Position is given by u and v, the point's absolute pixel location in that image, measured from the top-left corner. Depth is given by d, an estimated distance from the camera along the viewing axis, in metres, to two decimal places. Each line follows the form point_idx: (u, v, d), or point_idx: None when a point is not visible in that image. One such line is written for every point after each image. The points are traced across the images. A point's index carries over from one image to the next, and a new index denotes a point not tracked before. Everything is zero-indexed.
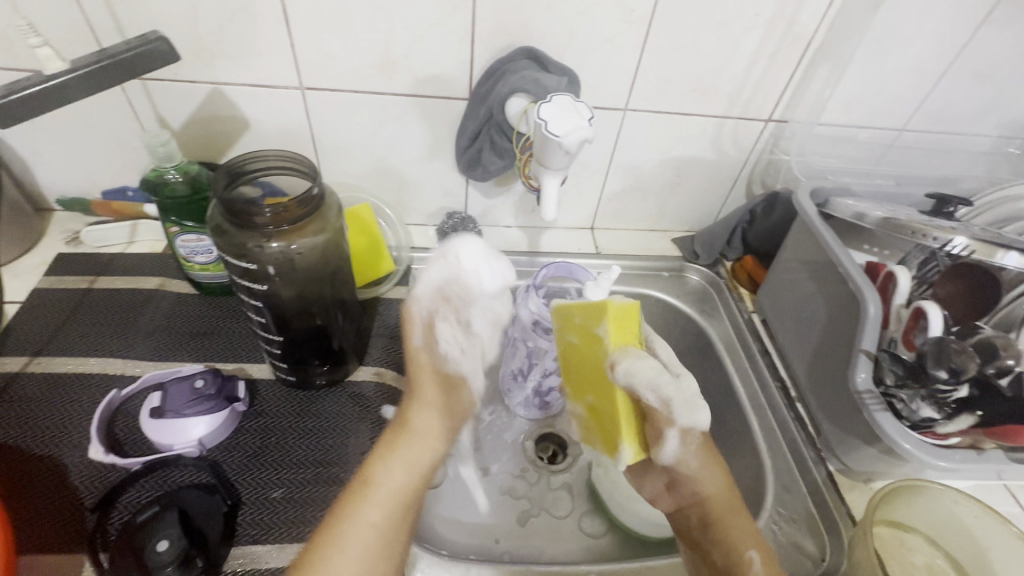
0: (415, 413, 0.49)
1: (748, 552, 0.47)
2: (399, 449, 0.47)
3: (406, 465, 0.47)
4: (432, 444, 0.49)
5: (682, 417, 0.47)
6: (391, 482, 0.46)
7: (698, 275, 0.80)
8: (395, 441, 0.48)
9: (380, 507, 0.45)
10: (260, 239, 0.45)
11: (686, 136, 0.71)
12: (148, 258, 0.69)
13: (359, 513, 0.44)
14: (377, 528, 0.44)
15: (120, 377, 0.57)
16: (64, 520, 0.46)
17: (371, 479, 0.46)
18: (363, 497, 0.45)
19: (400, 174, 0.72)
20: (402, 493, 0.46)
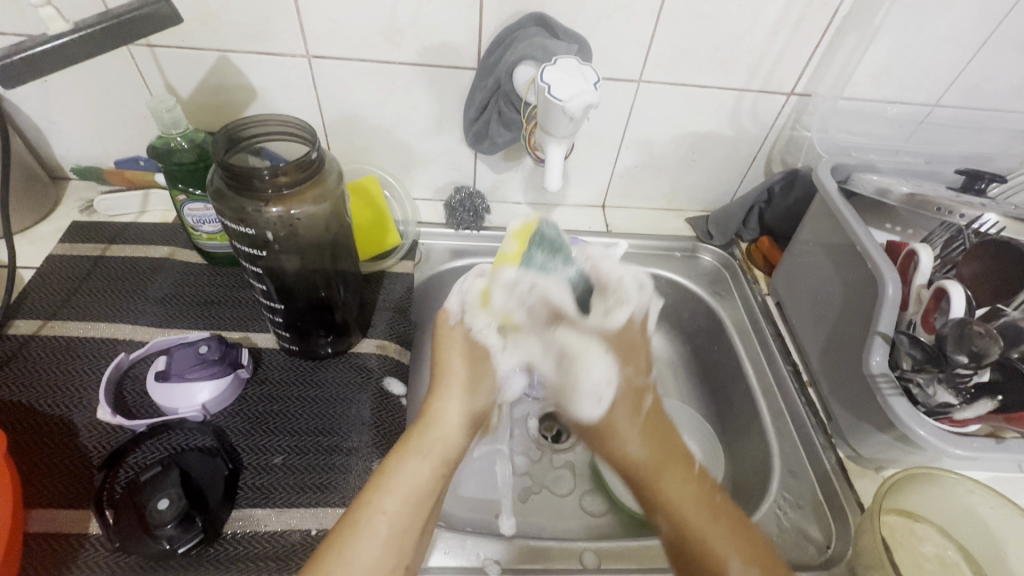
0: (437, 404, 0.50)
1: (660, 517, 0.47)
2: (415, 441, 0.46)
3: (422, 456, 0.46)
4: (451, 435, 0.48)
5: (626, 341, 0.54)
6: (408, 473, 0.44)
7: (711, 256, 0.78)
8: (414, 430, 0.47)
9: (395, 496, 0.43)
10: (259, 204, 0.44)
11: (703, 110, 0.68)
12: (159, 228, 0.70)
13: (375, 502, 0.42)
14: (389, 519, 0.42)
15: (128, 342, 0.58)
16: (73, 477, 0.47)
17: (387, 468, 0.44)
18: (378, 485, 0.43)
19: (408, 146, 0.71)
20: (418, 485, 0.44)
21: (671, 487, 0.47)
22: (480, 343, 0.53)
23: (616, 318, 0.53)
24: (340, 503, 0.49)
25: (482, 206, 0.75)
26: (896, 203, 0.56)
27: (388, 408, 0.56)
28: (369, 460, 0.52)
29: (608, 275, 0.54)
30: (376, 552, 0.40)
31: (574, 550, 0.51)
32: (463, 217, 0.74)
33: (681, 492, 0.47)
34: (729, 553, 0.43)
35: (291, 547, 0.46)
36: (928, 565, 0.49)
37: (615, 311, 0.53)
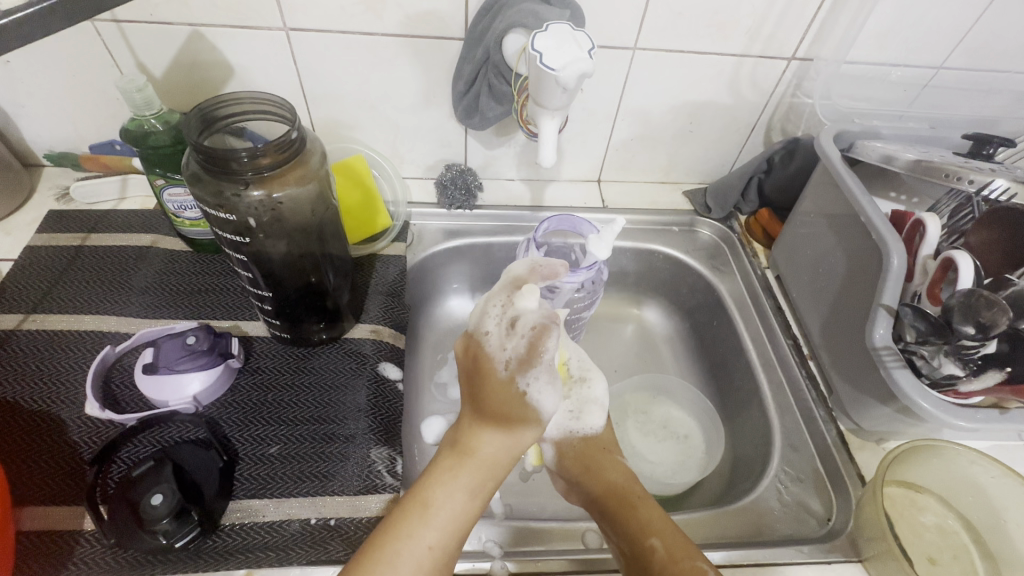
0: (482, 439, 0.41)
1: (651, 538, 0.43)
2: (463, 472, 0.40)
3: (470, 490, 0.39)
4: (499, 468, 0.41)
5: (576, 426, 0.54)
6: (452, 506, 0.38)
7: (710, 230, 0.76)
8: (455, 463, 0.40)
9: (441, 530, 0.38)
10: (238, 187, 0.42)
11: (700, 78, 0.66)
12: (140, 215, 0.67)
13: (418, 537, 0.37)
14: (432, 554, 0.37)
15: (114, 334, 0.56)
16: (66, 473, 0.46)
17: (430, 499, 0.38)
18: (419, 516, 0.38)
19: (395, 122, 0.68)
20: (462, 522, 0.39)
21: (643, 516, 0.45)
22: (533, 406, 0.42)
23: (589, 421, 0.54)
24: (340, 492, 0.48)
25: (473, 183, 0.72)
26: (901, 170, 0.54)
27: (385, 394, 0.56)
28: (368, 448, 0.51)
29: (599, 254, 0.56)
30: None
31: (576, 530, 0.51)
32: (454, 196, 0.72)
33: (662, 523, 0.44)
34: (656, 532, 0.43)
35: (291, 537, 0.46)
36: (928, 535, 0.49)
37: (585, 412, 0.54)
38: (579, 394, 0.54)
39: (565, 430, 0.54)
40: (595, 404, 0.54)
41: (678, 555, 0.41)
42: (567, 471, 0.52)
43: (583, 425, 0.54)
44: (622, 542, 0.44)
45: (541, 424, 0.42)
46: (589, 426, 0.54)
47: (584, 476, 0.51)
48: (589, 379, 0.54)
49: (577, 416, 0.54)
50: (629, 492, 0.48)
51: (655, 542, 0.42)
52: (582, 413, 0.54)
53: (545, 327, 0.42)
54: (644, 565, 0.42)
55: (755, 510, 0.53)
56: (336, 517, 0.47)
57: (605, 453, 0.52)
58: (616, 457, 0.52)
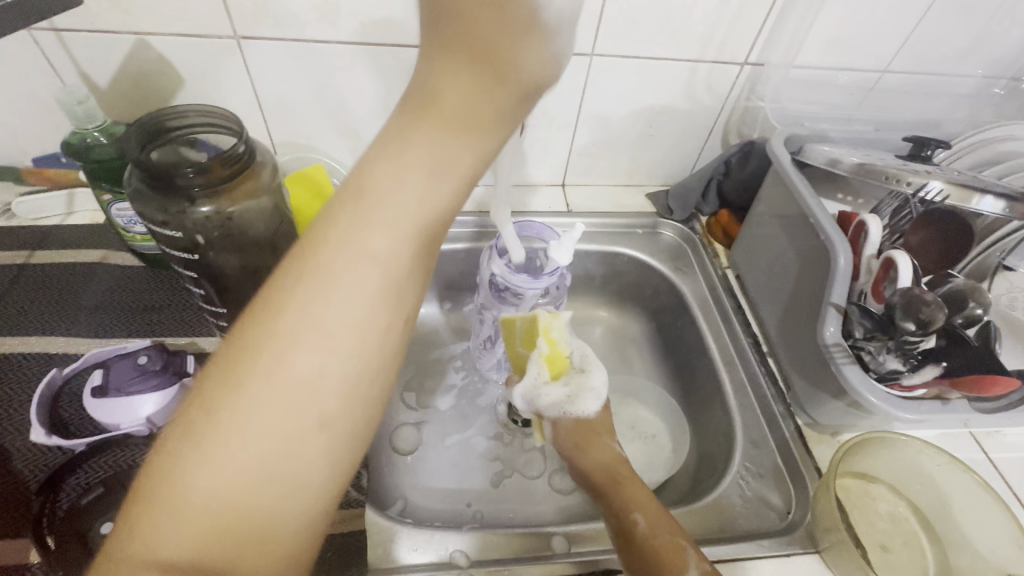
0: (384, 171, 0.26)
1: (633, 514, 0.45)
2: (378, 207, 0.26)
3: (428, 175, 0.26)
4: (477, 132, 0.27)
5: (569, 408, 0.55)
6: (405, 189, 0.26)
7: (673, 231, 0.78)
8: (345, 210, 0.26)
9: (379, 243, 0.26)
10: (183, 204, 0.41)
11: (657, 83, 0.67)
12: (89, 230, 0.65)
13: (277, 361, 0.25)
14: (369, 262, 0.26)
15: (61, 356, 0.54)
16: (9, 504, 0.45)
17: (326, 262, 0.26)
18: (312, 273, 0.25)
19: (355, 131, 0.68)
20: (413, 219, 0.26)
21: (633, 493, 0.46)
22: None
23: (583, 406, 0.55)
24: None
25: None
26: (846, 173, 0.55)
27: None
28: None
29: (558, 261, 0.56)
30: (281, 420, 0.24)
31: (542, 535, 0.51)
32: None
33: (646, 499, 0.46)
34: (640, 507, 0.45)
35: None
36: (881, 523, 0.51)
37: (579, 397, 0.55)
38: (577, 381, 0.56)
39: (561, 411, 0.55)
40: (592, 391, 0.55)
41: (659, 532, 0.43)
42: (562, 446, 0.54)
43: (577, 411, 0.55)
44: (609, 518, 0.46)
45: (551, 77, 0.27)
46: (584, 410, 0.55)
47: (577, 453, 0.52)
48: (589, 371, 0.57)
49: (572, 401, 0.55)
50: (617, 471, 0.49)
51: (638, 519, 0.44)
52: (578, 398, 0.55)
53: None
54: (627, 541, 0.43)
55: (718, 507, 0.54)
56: None
57: (596, 433, 0.53)
58: (608, 442, 0.53)
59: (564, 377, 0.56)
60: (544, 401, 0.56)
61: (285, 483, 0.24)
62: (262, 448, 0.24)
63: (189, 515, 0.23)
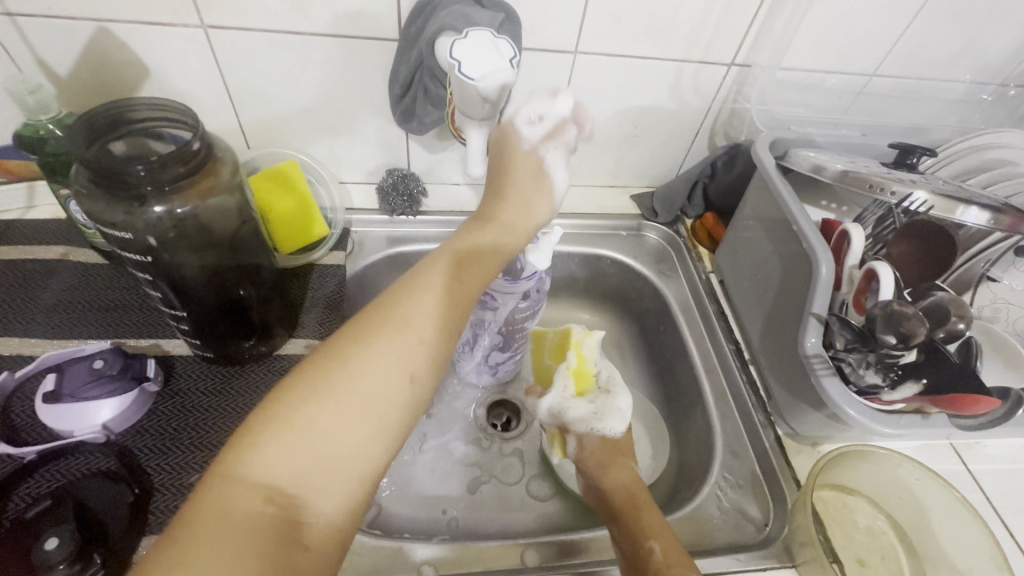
0: (461, 243, 0.43)
1: (649, 541, 0.45)
2: (456, 262, 0.41)
3: (486, 256, 0.43)
4: (516, 234, 0.46)
5: (594, 425, 0.56)
6: (474, 265, 0.41)
7: (657, 233, 0.77)
8: (433, 263, 0.40)
9: (448, 279, 0.39)
10: (132, 204, 0.39)
11: (644, 83, 0.65)
12: (51, 225, 0.62)
13: (387, 351, 0.34)
14: (437, 293, 0.38)
15: (16, 358, 0.52)
16: None
17: (405, 293, 0.37)
18: (403, 297, 0.37)
19: (331, 127, 0.65)
20: (475, 279, 0.41)
21: (646, 520, 0.47)
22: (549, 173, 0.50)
23: (609, 424, 0.56)
24: None
25: (416, 189, 0.70)
26: (830, 180, 0.54)
27: None
28: None
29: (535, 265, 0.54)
30: (383, 393, 0.33)
31: (514, 548, 0.50)
32: (396, 202, 0.70)
33: (660, 526, 0.46)
34: (657, 534, 0.45)
35: None
36: (859, 537, 0.50)
37: (605, 416, 0.57)
38: (603, 401, 0.58)
39: (587, 427, 0.57)
40: (617, 410, 0.57)
41: (674, 561, 0.43)
42: (584, 463, 0.55)
43: (604, 428, 0.56)
44: (623, 543, 0.46)
45: (538, 226, 0.49)
46: (609, 428, 0.56)
47: (598, 471, 0.54)
48: (616, 392, 0.58)
49: (597, 416, 0.57)
50: (635, 496, 0.50)
51: (654, 546, 0.44)
52: (604, 416, 0.57)
53: (558, 125, 0.51)
54: (641, 565, 0.44)
55: (695, 519, 0.53)
56: None
57: (619, 455, 0.55)
58: (627, 464, 0.54)
59: (590, 395, 0.58)
60: (570, 415, 0.58)
61: (371, 438, 0.32)
62: (363, 411, 0.32)
63: (302, 450, 0.31)
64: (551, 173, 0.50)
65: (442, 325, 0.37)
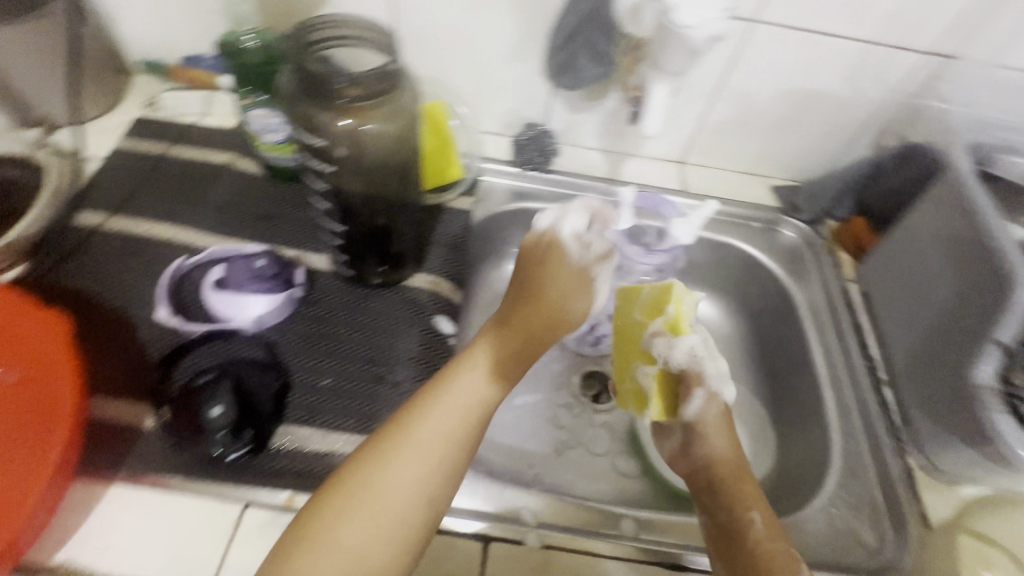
0: (494, 330, 0.46)
1: (749, 513, 0.43)
2: (501, 339, 0.45)
3: (521, 341, 0.46)
4: (562, 318, 0.48)
5: (712, 379, 0.48)
6: (506, 353, 0.45)
7: (794, 232, 0.70)
8: (471, 349, 0.45)
9: (491, 362, 0.44)
10: (330, 114, 0.41)
11: (820, 63, 0.60)
12: (220, 133, 0.68)
13: (437, 413, 0.40)
14: (477, 372, 0.43)
15: (187, 246, 0.57)
16: (131, 371, 0.48)
17: (452, 373, 0.43)
18: (442, 379, 0.42)
19: (482, 72, 0.66)
20: (510, 362, 0.45)
21: (745, 491, 0.45)
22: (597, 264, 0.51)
23: (723, 385, 0.49)
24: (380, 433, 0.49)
25: (549, 146, 0.70)
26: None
27: (436, 346, 0.55)
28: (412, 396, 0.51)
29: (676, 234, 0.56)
30: (431, 448, 0.39)
31: (612, 516, 0.49)
32: (530, 156, 0.69)
33: (762, 501, 0.44)
34: (756, 507, 0.44)
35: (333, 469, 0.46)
36: None
37: (719, 368, 0.49)
38: (710, 356, 0.50)
39: (702, 380, 0.48)
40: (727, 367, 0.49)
41: (771, 536, 0.42)
42: (688, 428, 0.49)
43: (719, 388, 0.48)
44: (717, 513, 0.45)
45: (583, 313, 0.50)
46: (726, 395, 0.49)
47: (697, 442, 0.48)
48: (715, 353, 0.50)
49: (714, 366, 0.49)
50: (736, 463, 0.47)
51: (755, 518, 0.43)
52: (717, 368, 0.49)
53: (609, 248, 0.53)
54: (736, 539, 0.43)
55: (802, 530, 0.50)
56: None
57: (724, 426, 0.48)
58: (735, 430, 0.49)
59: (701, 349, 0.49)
60: (687, 366, 0.48)
61: (422, 509, 0.38)
62: (417, 474, 0.38)
63: (368, 520, 0.36)
64: (593, 266, 0.50)
65: (480, 394, 0.42)
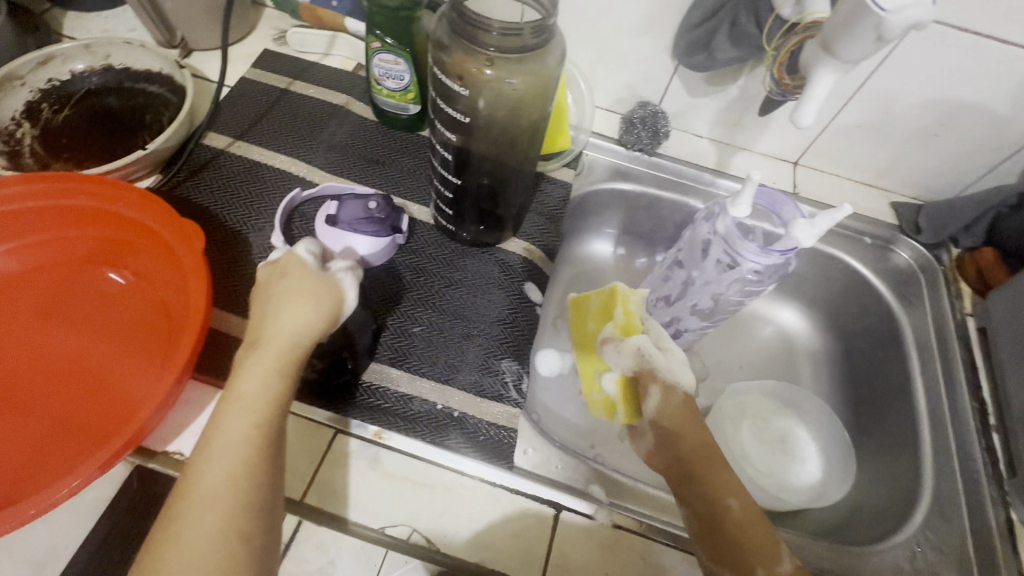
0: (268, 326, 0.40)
1: (729, 500, 0.43)
2: (252, 355, 0.39)
3: (273, 369, 0.39)
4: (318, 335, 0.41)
5: (660, 368, 0.50)
6: (258, 384, 0.38)
7: (910, 253, 0.66)
8: (237, 364, 0.39)
9: (255, 372, 0.38)
10: (481, 62, 0.41)
11: (985, 73, 0.54)
12: (339, 74, 0.69)
13: (214, 456, 0.35)
14: (252, 393, 0.38)
15: (301, 180, 0.59)
16: (245, 289, 0.52)
17: (235, 390, 0.38)
18: (227, 407, 0.37)
19: (605, 43, 0.64)
20: (275, 399, 0.38)
21: (721, 474, 0.44)
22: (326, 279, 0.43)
23: (678, 371, 0.51)
24: (463, 387, 0.50)
25: (663, 128, 0.67)
26: None
27: (522, 312, 0.56)
28: (496, 356, 0.52)
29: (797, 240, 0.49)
30: (211, 525, 0.33)
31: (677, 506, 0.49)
32: (639, 134, 0.67)
33: (738, 483, 0.44)
34: (731, 497, 0.43)
35: (417, 413, 0.48)
36: None
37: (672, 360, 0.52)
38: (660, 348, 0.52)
39: (652, 368, 0.50)
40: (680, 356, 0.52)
41: (753, 521, 0.42)
42: (659, 424, 0.48)
43: (673, 376, 0.50)
44: (698, 501, 0.43)
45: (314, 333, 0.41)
46: (681, 382, 0.50)
47: (672, 434, 0.47)
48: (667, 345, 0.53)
49: (669, 355, 0.52)
50: (711, 449, 0.46)
51: (732, 504, 0.42)
52: (672, 359, 0.52)
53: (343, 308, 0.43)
54: (720, 527, 0.42)
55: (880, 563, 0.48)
56: (460, 411, 0.49)
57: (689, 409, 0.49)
58: (699, 415, 0.49)
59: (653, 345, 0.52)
60: (637, 361, 0.50)
61: None
62: (194, 558, 0.32)
63: None
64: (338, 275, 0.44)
65: (253, 425, 0.37)
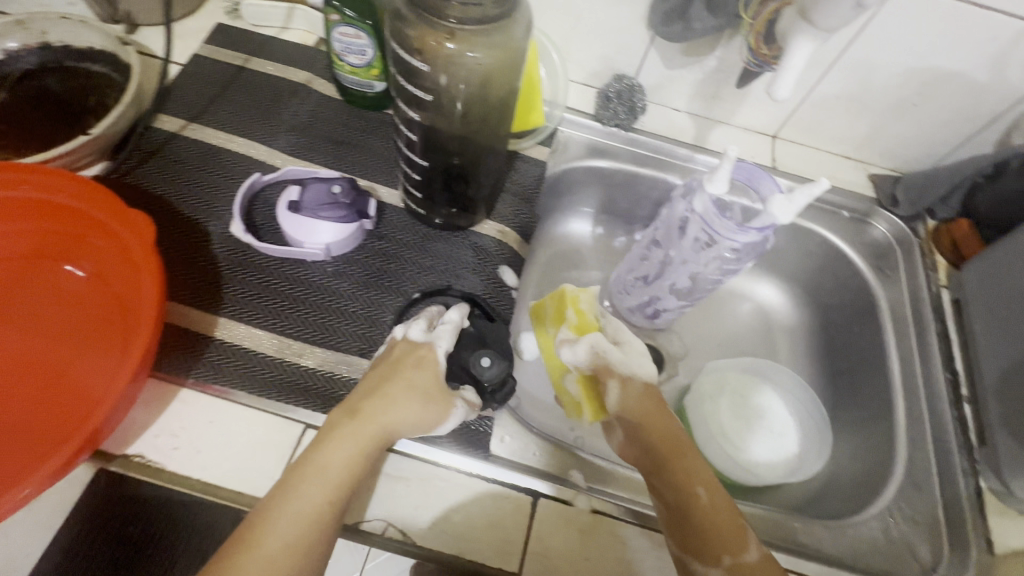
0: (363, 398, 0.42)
1: (696, 488, 0.42)
2: (342, 426, 0.39)
3: (358, 442, 0.39)
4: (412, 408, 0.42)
5: (619, 363, 0.49)
6: (340, 455, 0.38)
7: (887, 227, 0.65)
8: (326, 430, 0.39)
9: (344, 444, 0.38)
10: (441, 36, 0.38)
11: (964, 41, 0.53)
12: (299, 49, 0.66)
13: (280, 518, 0.35)
14: (331, 469, 0.37)
15: (261, 163, 0.56)
16: (205, 279, 0.49)
17: (319, 457, 0.38)
18: (307, 474, 0.37)
19: (578, 13, 0.61)
20: (349, 473, 0.38)
21: (688, 465, 0.43)
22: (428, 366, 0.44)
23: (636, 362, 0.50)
24: None
25: (639, 103, 0.65)
26: None
27: (498, 296, 0.54)
28: None
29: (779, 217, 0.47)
30: None
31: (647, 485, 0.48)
32: (615, 110, 0.65)
33: (707, 474, 0.43)
34: (699, 487, 0.42)
35: None
36: None
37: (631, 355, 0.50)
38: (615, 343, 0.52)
39: (607, 363, 0.49)
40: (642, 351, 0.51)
41: (720, 507, 0.42)
42: (624, 418, 0.47)
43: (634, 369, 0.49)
44: (666, 491, 0.43)
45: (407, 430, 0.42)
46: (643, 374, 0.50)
47: (639, 427, 0.46)
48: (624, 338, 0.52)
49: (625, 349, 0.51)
50: (680, 440, 0.45)
51: (700, 493, 0.42)
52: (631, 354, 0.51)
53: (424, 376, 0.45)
54: (687, 514, 0.41)
55: (855, 535, 0.49)
56: None
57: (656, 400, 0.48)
58: (665, 407, 0.48)
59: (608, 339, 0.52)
60: (589, 356, 0.49)
61: None
62: None
63: None
64: (431, 344, 0.46)
65: (326, 500, 0.36)
